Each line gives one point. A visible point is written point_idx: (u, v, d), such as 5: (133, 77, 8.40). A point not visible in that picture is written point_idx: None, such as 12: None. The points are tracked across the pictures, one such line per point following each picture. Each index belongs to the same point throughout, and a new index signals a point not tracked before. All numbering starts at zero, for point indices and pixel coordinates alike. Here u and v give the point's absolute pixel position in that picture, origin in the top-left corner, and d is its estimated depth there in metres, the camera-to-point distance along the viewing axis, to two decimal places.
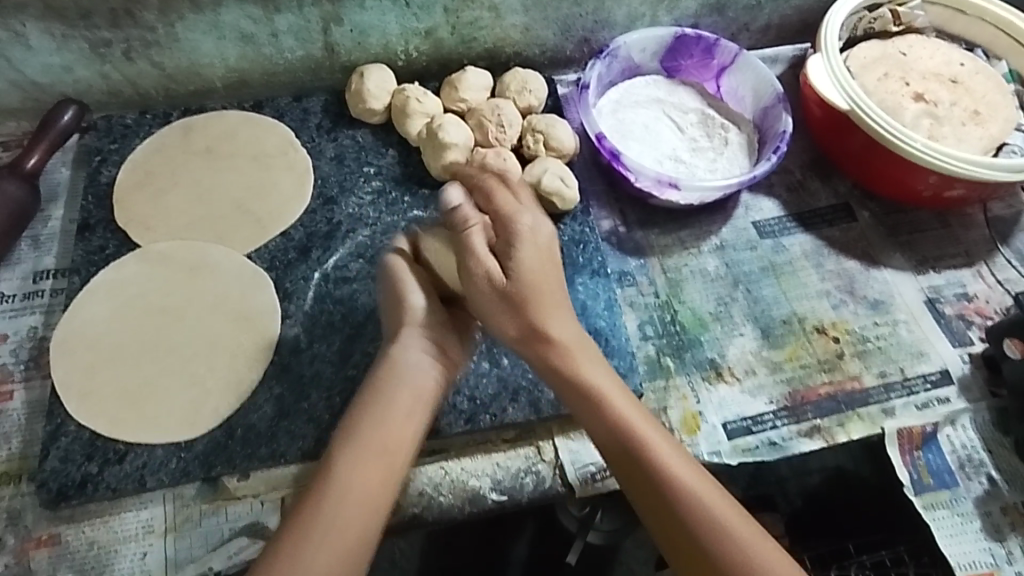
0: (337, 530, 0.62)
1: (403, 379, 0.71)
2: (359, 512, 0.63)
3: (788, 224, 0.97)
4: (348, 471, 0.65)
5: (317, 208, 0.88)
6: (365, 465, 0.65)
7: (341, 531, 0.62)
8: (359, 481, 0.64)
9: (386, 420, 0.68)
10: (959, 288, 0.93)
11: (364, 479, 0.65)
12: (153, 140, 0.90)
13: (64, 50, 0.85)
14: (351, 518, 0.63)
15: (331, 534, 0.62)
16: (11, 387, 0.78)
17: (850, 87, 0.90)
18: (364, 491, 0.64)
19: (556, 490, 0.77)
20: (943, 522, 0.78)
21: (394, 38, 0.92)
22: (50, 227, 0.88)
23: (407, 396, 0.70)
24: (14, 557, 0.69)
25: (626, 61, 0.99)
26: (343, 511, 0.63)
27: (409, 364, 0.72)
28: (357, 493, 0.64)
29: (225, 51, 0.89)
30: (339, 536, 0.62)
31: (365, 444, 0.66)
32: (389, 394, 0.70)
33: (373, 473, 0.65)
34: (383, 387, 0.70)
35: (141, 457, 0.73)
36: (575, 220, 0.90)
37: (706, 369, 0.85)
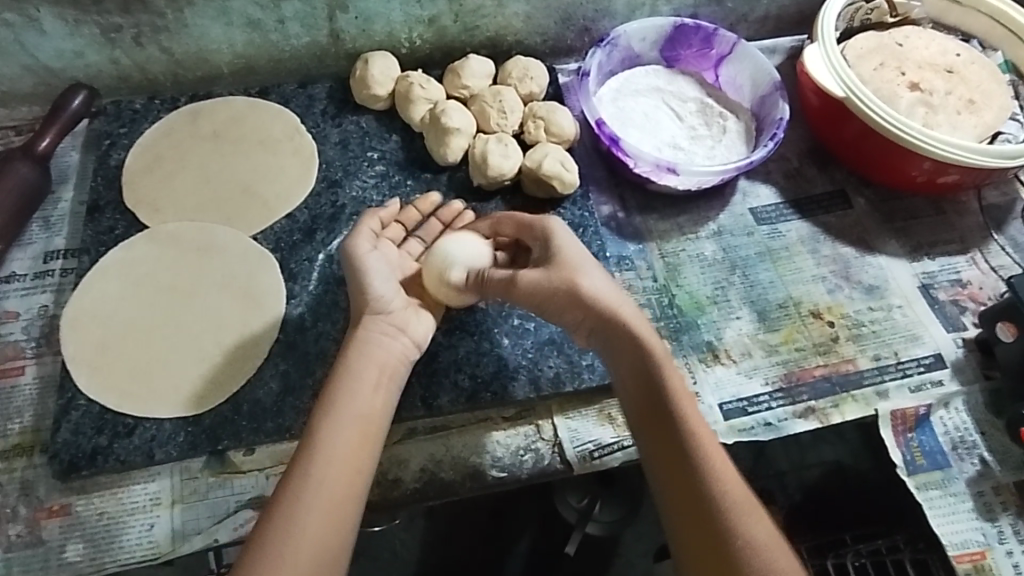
0: (321, 497, 0.62)
1: (367, 355, 0.71)
2: (345, 479, 0.64)
3: (785, 210, 0.98)
4: (328, 443, 0.65)
5: (322, 191, 0.89)
6: (345, 435, 0.66)
7: (327, 497, 0.62)
8: (340, 450, 0.65)
9: (354, 393, 0.68)
10: (953, 274, 0.94)
11: (345, 449, 0.65)
12: (161, 124, 0.92)
13: (75, 35, 0.87)
14: (337, 486, 0.63)
15: (320, 500, 0.62)
16: (23, 363, 0.80)
17: (846, 74, 0.91)
18: (343, 459, 0.65)
19: (554, 467, 0.79)
20: (936, 502, 0.80)
21: (398, 25, 0.94)
22: (60, 209, 0.89)
23: (374, 372, 0.71)
24: (27, 526, 0.71)
25: (626, 50, 1.01)
26: (326, 478, 0.63)
27: (379, 342, 0.73)
28: (337, 461, 0.64)
29: (232, 37, 0.91)
30: (326, 502, 0.62)
31: (341, 415, 0.67)
32: (356, 368, 0.70)
33: (350, 443, 0.66)
34: (350, 363, 0.70)
35: (149, 430, 0.74)
36: (575, 205, 0.91)
37: (703, 350, 0.86)
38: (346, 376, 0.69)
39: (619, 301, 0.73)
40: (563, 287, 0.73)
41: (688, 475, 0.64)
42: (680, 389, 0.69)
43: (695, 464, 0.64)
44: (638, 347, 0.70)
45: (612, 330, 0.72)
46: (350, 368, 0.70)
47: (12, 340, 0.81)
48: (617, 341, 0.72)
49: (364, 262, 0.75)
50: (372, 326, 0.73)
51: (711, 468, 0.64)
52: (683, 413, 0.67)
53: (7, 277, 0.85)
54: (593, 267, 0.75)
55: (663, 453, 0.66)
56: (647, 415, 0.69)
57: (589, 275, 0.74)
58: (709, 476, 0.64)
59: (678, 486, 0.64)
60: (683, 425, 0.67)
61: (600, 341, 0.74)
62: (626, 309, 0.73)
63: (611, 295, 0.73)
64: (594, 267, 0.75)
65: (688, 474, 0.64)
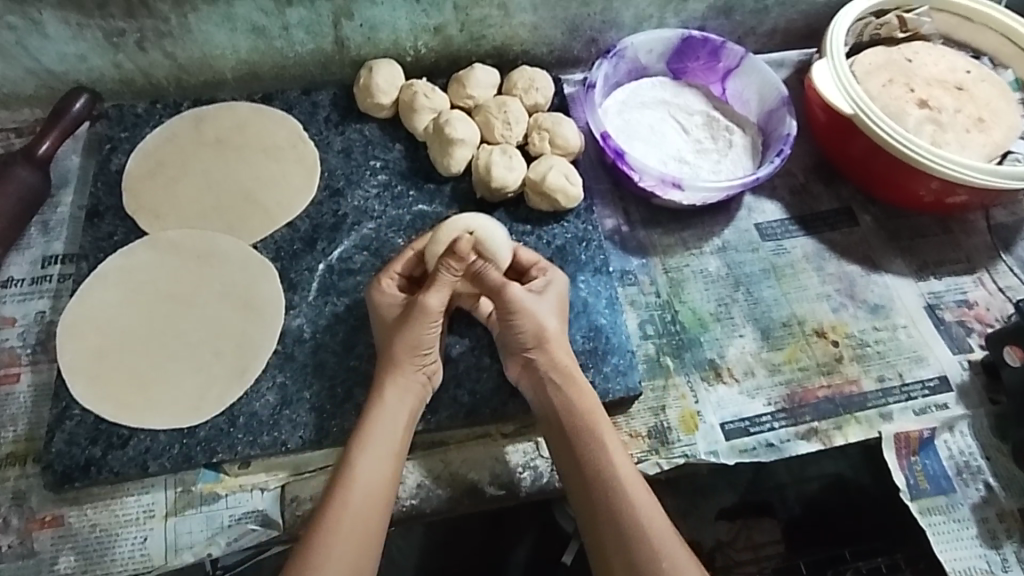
0: (348, 539, 0.64)
1: (399, 400, 0.72)
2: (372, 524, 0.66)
3: (791, 227, 0.97)
4: (357, 488, 0.66)
5: (324, 200, 0.89)
6: (375, 480, 0.67)
7: (355, 543, 0.64)
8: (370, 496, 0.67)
9: (382, 436, 0.70)
10: (960, 294, 0.93)
11: (376, 494, 0.67)
12: (163, 129, 0.91)
13: (79, 38, 0.86)
14: (366, 532, 0.65)
15: (347, 543, 0.64)
16: (19, 370, 0.79)
17: (854, 91, 0.90)
18: (374, 504, 0.66)
19: (553, 485, 0.78)
20: (939, 527, 0.79)
21: (404, 34, 0.93)
22: (59, 213, 0.89)
23: (406, 415, 0.72)
24: (18, 537, 0.71)
25: (632, 62, 1.00)
26: (354, 525, 0.65)
27: (415, 387, 0.73)
28: (364, 506, 0.66)
29: (236, 43, 0.90)
30: (351, 546, 0.64)
31: (371, 461, 0.68)
32: (388, 411, 0.71)
33: (380, 490, 0.67)
34: (385, 405, 0.71)
35: (144, 441, 0.74)
36: (578, 218, 0.90)
37: (705, 368, 0.85)
38: (378, 418, 0.71)
39: (561, 344, 0.76)
40: (509, 324, 0.75)
41: (608, 517, 0.68)
42: (607, 432, 0.72)
43: (614, 508, 0.68)
44: (571, 391, 0.73)
45: (546, 371, 0.74)
46: (385, 410, 0.71)
47: (7, 346, 0.80)
48: (549, 381, 0.74)
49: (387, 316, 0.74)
50: (404, 376, 0.73)
51: (631, 511, 0.67)
52: (609, 456, 0.70)
53: (4, 282, 0.84)
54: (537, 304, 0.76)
55: (585, 494, 0.69)
56: (572, 456, 0.71)
57: (532, 315, 0.75)
58: (629, 518, 0.67)
59: (599, 526, 0.68)
60: (606, 468, 0.69)
61: (531, 378, 0.75)
62: (562, 351, 0.75)
63: (555, 338, 0.75)
64: (544, 306, 0.76)
65: (609, 516, 0.67)
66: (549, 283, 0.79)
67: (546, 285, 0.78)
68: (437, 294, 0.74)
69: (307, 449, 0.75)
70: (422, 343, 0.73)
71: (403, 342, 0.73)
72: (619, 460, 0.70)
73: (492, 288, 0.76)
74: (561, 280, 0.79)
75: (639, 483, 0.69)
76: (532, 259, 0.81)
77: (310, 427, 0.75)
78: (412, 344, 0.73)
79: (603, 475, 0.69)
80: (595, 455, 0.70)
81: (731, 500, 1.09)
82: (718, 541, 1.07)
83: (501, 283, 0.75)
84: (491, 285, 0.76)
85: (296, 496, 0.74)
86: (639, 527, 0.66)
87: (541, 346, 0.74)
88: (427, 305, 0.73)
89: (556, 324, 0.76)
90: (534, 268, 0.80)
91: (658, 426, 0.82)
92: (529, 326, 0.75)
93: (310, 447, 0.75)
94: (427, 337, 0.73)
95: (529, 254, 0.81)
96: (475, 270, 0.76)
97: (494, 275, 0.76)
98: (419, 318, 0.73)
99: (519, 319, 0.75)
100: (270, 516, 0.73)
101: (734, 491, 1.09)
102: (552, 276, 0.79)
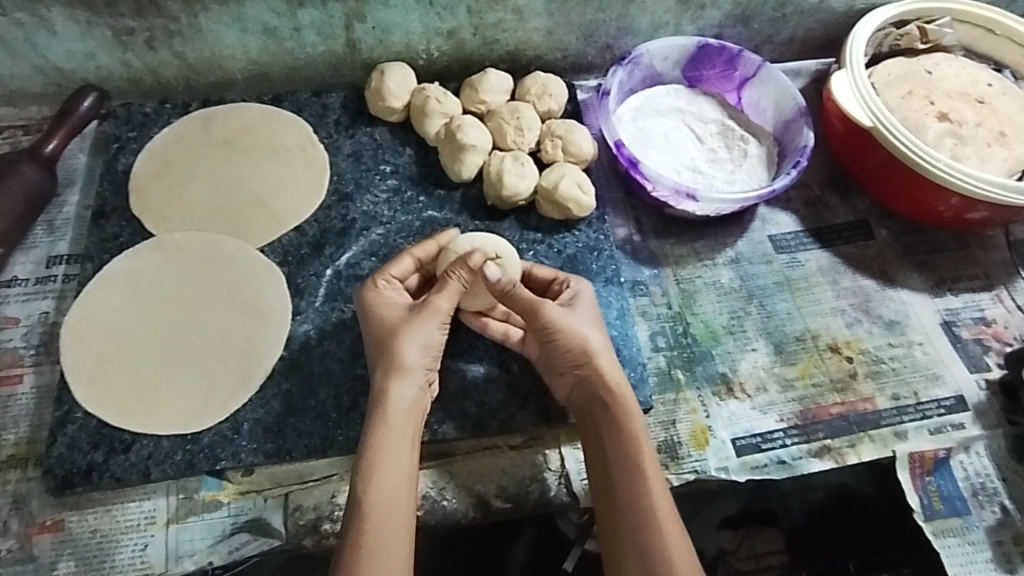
0: (382, 565, 0.62)
1: (403, 410, 0.69)
2: (401, 540, 0.64)
3: (805, 239, 0.96)
4: (382, 500, 0.65)
5: (332, 204, 0.87)
6: (395, 491, 0.66)
7: (386, 564, 0.62)
8: (393, 508, 0.65)
9: (395, 447, 0.67)
10: (977, 311, 0.91)
11: (395, 505, 0.65)
12: (171, 129, 0.90)
13: (88, 36, 0.85)
14: (391, 550, 0.63)
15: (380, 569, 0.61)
16: (22, 371, 0.78)
17: (874, 103, 0.89)
18: (396, 517, 0.65)
19: (560, 500, 0.76)
20: (954, 550, 0.77)
21: (416, 37, 0.92)
22: (65, 212, 0.88)
23: (414, 425, 0.70)
24: (18, 542, 0.70)
25: (647, 69, 0.98)
26: (387, 540, 0.63)
27: (419, 394, 0.71)
28: (390, 517, 0.64)
29: (247, 43, 0.89)
30: (383, 567, 0.62)
31: (390, 473, 0.66)
32: (396, 420, 0.69)
33: (401, 500, 0.66)
34: (389, 420, 0.69)
35: (147, 447, 0.73)
36: (590, 227, 0.89)
37: (717, 383, 0.84)
38: (387, 433, 0.68)
39: (608, 359, 0.74)
40: (552, 339, 0.73)
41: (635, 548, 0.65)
42: (647, 455, 0.70)
43: (644, 537, 0.65)
44: (619, 410, 0.71)
45: (593, 387, 0.73)
46: (390, 421, 0.69)
47: (11, 346, 0.79)
48: (597, 398, 0.73)
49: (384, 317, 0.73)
50: (406, 384, 0.70)
51: (660, 543, 0.65)
52: (646, 481, 0.68)
53: (9, 282, 0.83)
54: (584, 320, 0.75)
55: (617, 520, 0.68)
56: (610, 477, 0.70)
57: (577, 331, 0.74)
58: (657, 550, 0.65)
59: (625, 556, 0.66)
60: (641, 493, 0.67)
61: (580, 395, 0.74)
62: (611, 367, 0.73)
63: (602, 353, 0.73)
64: (586, 322, 0.75)
65: (637, 547, 0.65)
66: (579, 296, 0.77)
67: (575, 298, 0.77)
68: (448, 296, 0.73)
69: (311, 458, 0.74)
70: (431, 344, 0.72)
71: (412, 345, 0.71)
72: (656, 486, 0.68)
73: (526, 307, 0.73)
74: (587, 290, 0.78)
75: (672, 513, 0.67)
76: (550, 276, 0.79)
77: (314, 435, 0.74)
78: (423, 345, 0.72)
79: (636, 500, 0.67)
80: (630, 477, 0.68)
81: (735, 508, 1.09)
82: (721, 549, 1.09)
83: (536, 302, 0.73)
84: (524, 302, 0.73)
85: (299, 505, 0.73)
86: (668, 561, 0.64)
87: (588, 361, 0.73)
88: (438, 306, 0.73)
89: (602, 342, 0.74)
90: (553, 284, 0.79)
91: (667, 441, 0.80)
92: (575, 342, 0.73)
93: (314, 456, 0.74)
94: (435, 339, 0.73)
95: (545, 270, 0.80)
96: (507, 288, 0.72)
97: (526, 293, 0.73)
98: (428, 319, 0.72)
99: (562, 334, 0.73)
100: (272, 525, 0.72)
101: (737, 500, 1.09)
102: (578, 287, 0.78)
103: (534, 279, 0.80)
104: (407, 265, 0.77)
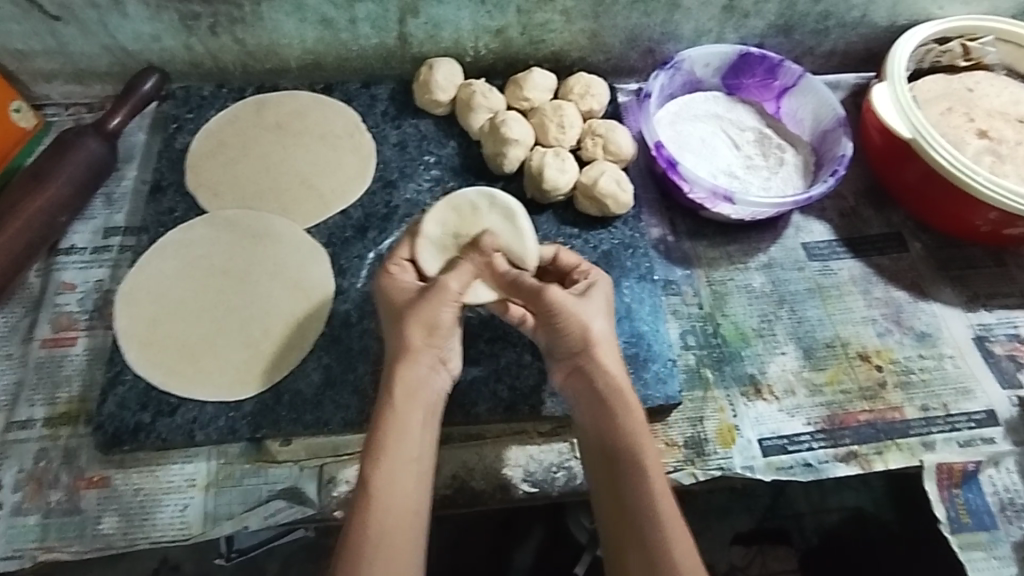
0: (387, 551, 0.62)
1: (408, 393, 0.70)
2: (410, 523, 0.65)
3: (838, 248, 0.96)
4: (388, 485, 0.65)
5: (377, 190, 0.90)
6: (402, 478, 0.66)
7: (398, 545, 0.63)
8: (399, 491, 0.65)
9: (404, 436, 0.68)
10: (1011, 328, 0.91)
11: (404, 492, 0.66)
12: (228, 111, 0.94)
13: (156, 19, 0.89)
14: (399, 534, 0.64)
15: (391, 550, 0.63)
16: (76, 333, 0.82)
17: (914, 116, 0.90)
18: (406, 501, 0.65)
19: (586, 488, 0.78)
20: (979, 564, 0.78)
21: (466, 33, 0.95)
22: (122, 186, 0.92)
23: (421, 410, 0.70)
24: (66, 494, 0.73)
25: (688, 74, 1.00)
26: (392, 525, 0.64)
27: (425, 374, 0.71)
28: (402, 501, 0.65)
29: (304, 32, 0.92)
30: (392, 549, 0.63)
31: (396, 459, 0.66)
32: (401, 406, 0.69)
33: (409, 487, 0.66)
34: (396, 404, 0.69)
35: (191, 411, 0.75)
36: (626, 225, 0.91)
37: (745, 383, 0.85)
38: (394, 418, 0.68)
39: (608, 349, 0.73)
40: (557, 327, 0.73)
41: (637, 544, 0.65)
42: (649, 450, 0.70)
43: (651, 535, 0.65)
44: (619, 405, 0.71)
45: (594, 379, 0.72)
46: (397, 407, 0.69)
47: (67, 310, 0.83)
48: (596, 390, 0.72)
49: (391, 285, 0.75)
50: (415, 364, 0.71)
51: (663, 539, 0.65)
52: (646, 476, 0.68)
53: (68, 249, 0.87)
54: (589, 308, 0.74)
55: (621, 519, 0.67)
56: (612, 471, 0.69)
57: (582, 318, 0.73)
58: (658, 547, 0.65)
59: (628, 554, 0.66)
60: (642, 489, 0.67)
61: (579, 385, 0.73)
62: (614, 363, 0.73)
63: (603, 342, 0.73)
64: (593, 308, 0.74)
65: (640, 545, 0.65)
66: (593, 286, 0.76)
67: (590, 287, 0.76)
68: (458, 278, 0.73)
69: (347, 431, 0.76)
70: (438, 324, 0.72)
71: (415, 324, 0.71)
72: (658, 481, 0.68)
73: (531, 290, 0.73)
74: (604, 281, 0.77)
75: (674, 508, 0.67)
76: (573, 263, 0.80)
77: (352, 409, 0.76)
78: (426, 324, 0.71)
79: (637, 495, 0.67)
80: (635, 472, 0.68)
81: (748, 525, 1.16)
82: (732, 565, 1.12)
83: (540, 286, 0.73)
84: (531, 289, 0.73)
85: (334, 477, 0.75)
86: (669, 554, 0.64)
87: (587, 350, 0.72)
88: (448, 286, 0.72)
89: (604, 328, 0.74)
90: (576, 270, 0.79)
91: (694, 437, 0.81)
92: (577, 329, 0.72)
93: (350, 429, 0.76)
94: (445, 318, 0.72)
95: (570, 256, 0.80)
96: (513, 278, 0.74)
97: (532, 280, 0.74)
98: (439, 301, 0.72)
99: (568, 321, 0.72)
100: (308, 494, 0.74)
101: (751, 516, 1.16)
102: (595, 278, 0.77)
103: (559, 264, 0.80)
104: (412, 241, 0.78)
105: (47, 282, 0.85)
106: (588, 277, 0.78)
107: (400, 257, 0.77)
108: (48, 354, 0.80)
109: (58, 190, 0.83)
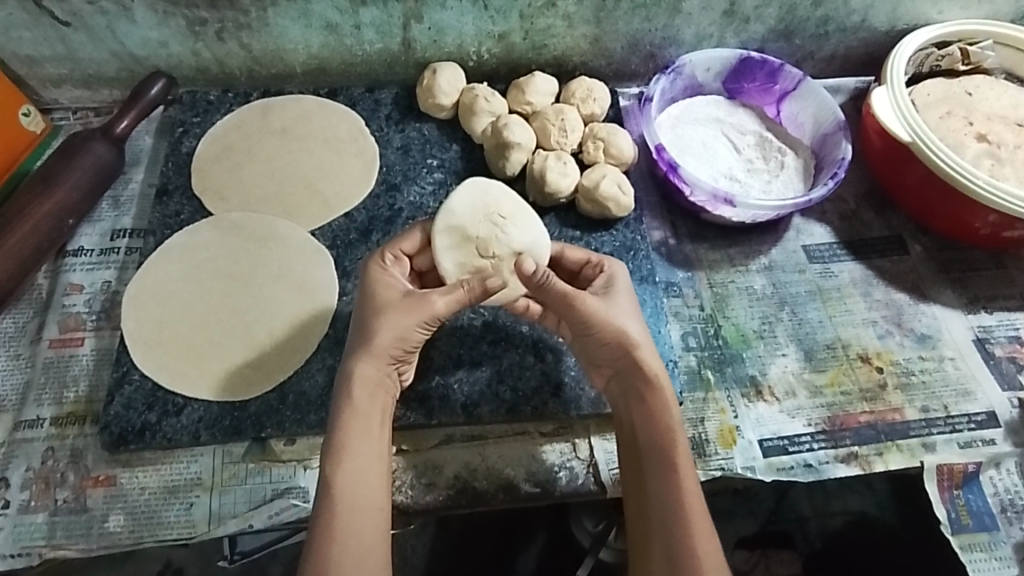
0: (354, 546, 0.63)
1: (367, 389, 0.70)
2: (371, 521, 0.65)
3: (839, 251, 0.97)
4: (353, 480, 0.66)
5: (380, 193, 0.91)
6: (364, 474, 0.67)
7: (358, 545, 0.63)
8: (364, 488, 0.66)
9: (366, 431, 0.68)
10: (1012, 330, 0.92)
11: (365, 487, 0.66)
12: (233, 115, 0.95)
13: (163, 25, 0.90)
14: (363, 530, 0.64)
15: (351, 549, 0.63)
16: (82, 334, 0.83)
17: (913, 119, 0.90)
18: (368, 499, 0.66)
19: (588, 488, 0.78)
20: (980, 565, 0.78)
21: (469, 39, 0.96)
22: (130, 189, 0.93)
23: (380, 406, 0.71)
24: (72, 493, 0.74)
25: (689, 79, 1.01)
26: (358, 522, 0.64)
27: (382, 378, 0.71)
28: (364, 500, 0.65)
29: (309, 38, 0.94)
30: (357, 545, 0.63)
31: (358, 454, 0.67)
32: (362, 401, 0.69)
33: (370, 482, 0.67)
34: (356, 400, 0.69)
35: (197, 411, 0.76)
36: (627, 227, 0.92)
37: (746, 385, 0.85)
38: (355, 417, 0.68)
39: (650, 351, 0.73)
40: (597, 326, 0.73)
41: (659, 540, 0.65)
42: (682, 450, 0.69)
43: (674, 531, 0.65)
44: (653, 401, 0.71)
45: (632, 377, 0.73)
46: (359, 403, 0.69)
47: (74, 311, 0.84)
48: (633, 387, 0.73)
49: (375, 280, 0.74)
50: (376, 364, 0.70)
51: (684, 536, 0.64)
52: (675, 473, 0.67)
53: (75, 251, 0.88)
54: (629, 310, 0.75)
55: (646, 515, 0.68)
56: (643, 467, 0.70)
57: (621, 319, 0.73)
58: (682, 545, 0.64)
59: (652, 555, 0.66)
60: (669, 487, 0.67)
61: (618, 383, 0.75)
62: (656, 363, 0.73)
63: (643, 342, 0.73)
64: (629, 312, 0.74)
65: (663, 540, 0.65)
66: (608, 283, 0.77)
67: (609, 283, 0.77)
68: (444, 297, 0.72)
69: None
70: (408, 336, 0.72)
71: (388, 329, 0.71)
72: (686, 479, 0.67)
73: (560, 296, 0.73)
74: (621, 276, 0.78)
75: (699, 509, 0.66)
76: (581, 259, 0.81)
77: None
78: (398, 335, 0.71)
79: (663, 492, 0.67)
80: (663, 467, 0.68)
81: (751, 529, 1.15)
82: (737, 569, 1.12)
83: (570, 291, 0.72)
84: (560, 294, 0.72)
85: None
86: (691, 552, 0.64)
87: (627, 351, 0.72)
88: (431, 303, 0.72)
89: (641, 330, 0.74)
90: (586, 265, 0.80)
91: (695, 438, 0.82)
92: (614, 329, 0.73)
93: None
94: (414, 335, 0.72)
95: (578, 253, 0.81)
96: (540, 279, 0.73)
97: (560, 283, 0.73)
98: (416, 312, 0.72)
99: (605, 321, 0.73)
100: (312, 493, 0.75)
101: (754, 520, 1.15)
102: (611, 272, 0.78)
103: (566, 260, 0.81)
104: (416, 240, 0.79)
105: (55, 284, 0.86)
106: (601, 270, 0.79)
107: (397, 252, 0.78)
108: (55, 355, 0.81)
109: (66, 194, 0.84)
